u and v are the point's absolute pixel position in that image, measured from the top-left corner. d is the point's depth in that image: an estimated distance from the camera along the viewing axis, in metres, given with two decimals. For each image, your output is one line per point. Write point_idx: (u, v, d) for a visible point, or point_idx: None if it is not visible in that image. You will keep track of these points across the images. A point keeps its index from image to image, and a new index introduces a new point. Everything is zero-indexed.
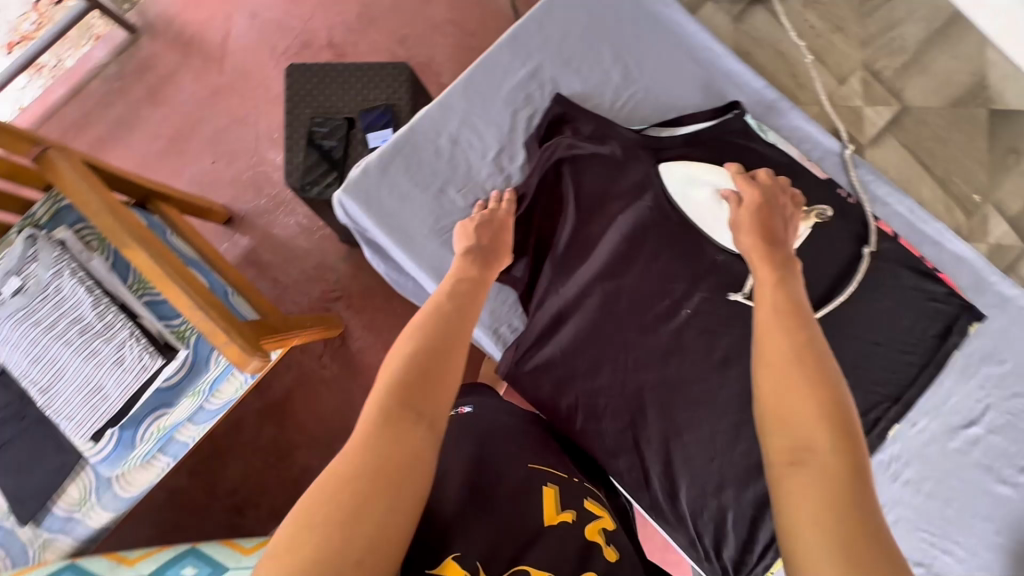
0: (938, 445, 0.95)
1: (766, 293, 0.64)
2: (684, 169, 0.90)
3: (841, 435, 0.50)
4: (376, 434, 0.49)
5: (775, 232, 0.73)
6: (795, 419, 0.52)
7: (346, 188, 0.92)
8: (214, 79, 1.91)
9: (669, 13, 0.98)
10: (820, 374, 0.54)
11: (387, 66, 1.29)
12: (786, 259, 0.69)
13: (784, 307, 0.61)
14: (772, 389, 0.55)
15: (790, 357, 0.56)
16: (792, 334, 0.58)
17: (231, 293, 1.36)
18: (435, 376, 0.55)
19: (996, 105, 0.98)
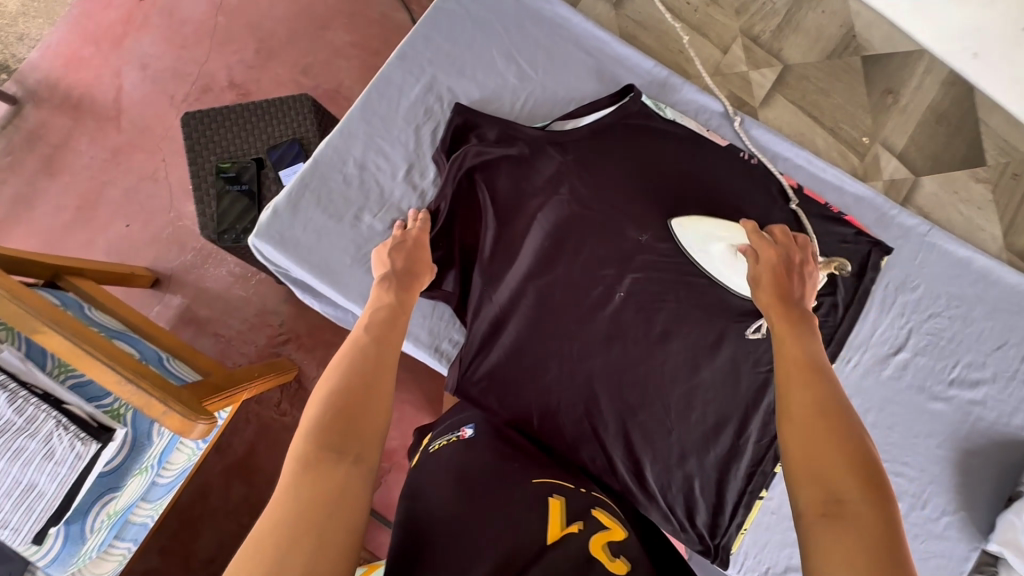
0: (874, 376, 1.00)
1: (782, 343, 0.65)
2: (697, 223, 0.93)
3: (870, 488, 0.50)
4: (298, 480, 0.51)
5: (788, 284, 0.73)
6: (826, 471, 0.52)
7: (259, 232, 0.90)
8: (113, 138, 1.82)
9: (551, 9, 0.99)
10: (849, 428, 0.54)
11: (287, 99, 1.26)
12: (800, 312, 0.69)
13: (801, 362, 0.62)
14: (801, 441, 0.55)
15: (818, 409, 0.57)
16: (812, 383, 0.59)
17: (166, 359, 1.31)
18: (357, 414, 0.58)
19: (866, 53, 1.05)
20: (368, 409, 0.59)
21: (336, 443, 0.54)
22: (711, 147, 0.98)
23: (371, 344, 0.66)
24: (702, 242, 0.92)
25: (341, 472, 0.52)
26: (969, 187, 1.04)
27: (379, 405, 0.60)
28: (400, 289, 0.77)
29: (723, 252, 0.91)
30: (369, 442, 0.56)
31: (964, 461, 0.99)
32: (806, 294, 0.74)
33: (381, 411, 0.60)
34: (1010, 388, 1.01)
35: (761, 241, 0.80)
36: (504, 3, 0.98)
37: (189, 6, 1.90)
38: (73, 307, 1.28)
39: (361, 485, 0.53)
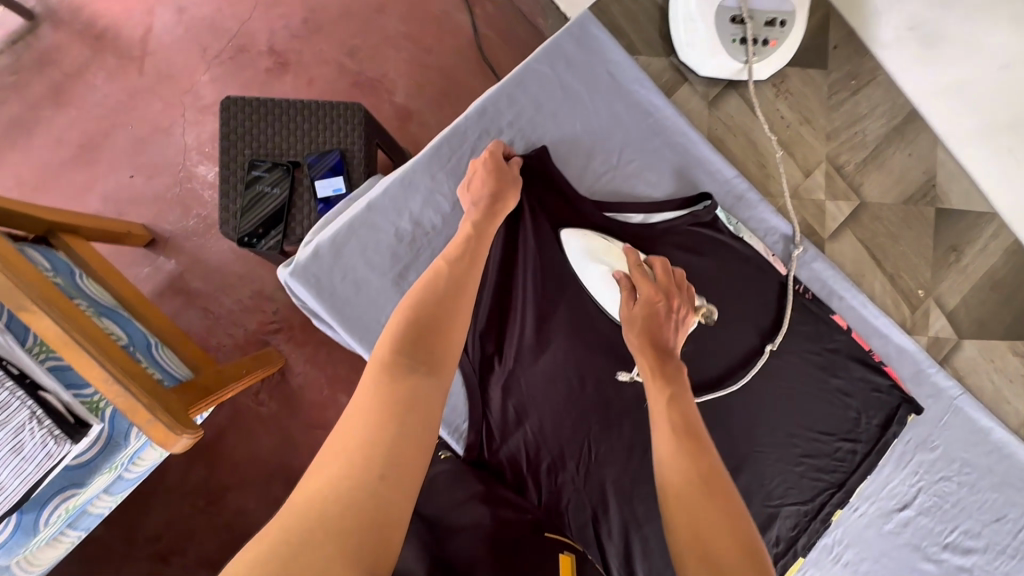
0: (876, 527, 1.01)
1: (661, 415, 0.70)
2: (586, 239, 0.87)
3: (754, 568, 0.57)
4: (384, 382, 0.58)
5: (663, 335, 0.76)
6: (716, 555, 0.57)
7: (295, 271, 0.83)
8: (134, 80, 1.69)
9: (645, 94, 0.94)
10: (724, 500, 0.62)
11: (339, 105, 1.17)
12: (675, 366, 0.74)
13: (685, 432, 0.67)
14: (686, 523, 0.60)
15: (691, 487, 0.62)
16: (690, 457, 0.65)
17: (155, 346, 1.23)
18: (436, 332, 0.65)
19: (941, 205, 1.02)
20: (445, 324, 0.66)
21: (417, 355, 0.62)
22: (770, 273, 0.95)
23: (455, 263, 0.72)
24: (585, 260, 0.87)
25: (425, 382, 0.60)
26: (1006, 357, 1.04)
27: (453, 324, 0.67)
28: (485, 218, 0.77)
29: (600, 276, 0.87)
30: (445, 356, 0.64)
31: None
32: (677, 339, 0.78)
33: (457, 331, 0.67)
34: (999, 561, 1.02)
35: (640, 275, 0.80)
36: (597, 78, 0.92)
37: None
38: (64, 273, 1.18)
39: (435, 401, 0.60)
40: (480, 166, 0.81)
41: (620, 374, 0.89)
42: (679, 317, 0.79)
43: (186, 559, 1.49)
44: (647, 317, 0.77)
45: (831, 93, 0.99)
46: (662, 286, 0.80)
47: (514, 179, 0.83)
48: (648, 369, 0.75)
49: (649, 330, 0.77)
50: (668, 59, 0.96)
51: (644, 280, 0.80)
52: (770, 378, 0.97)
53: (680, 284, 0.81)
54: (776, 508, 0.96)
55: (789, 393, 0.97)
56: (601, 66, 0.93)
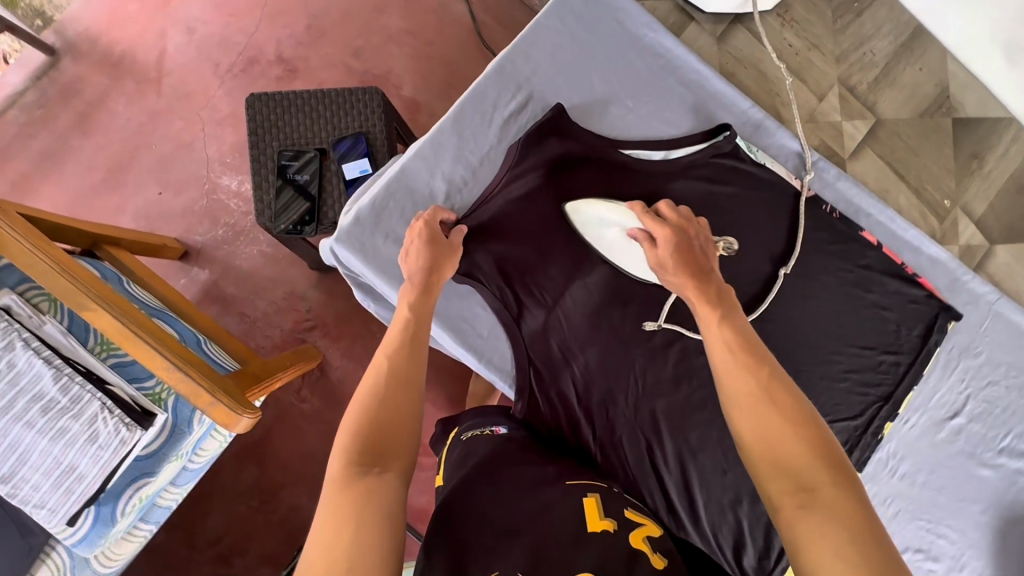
0: (928, 437, 1.01)
1: (713, 333, 0.66)
2: (592, 208, 0.89)
3: (835, 469, 0.53)
4: (335, 499, 0.54)
5: (696, 257, 0.74)
6: (790, 462, 0.54)
7: (338, 237, 0.87)
8: (154, 102, 1.76)
9: (655, 37, 0.97)
10: (792, 409, 0.57)
11: (356, 90, 1.22)
12: (714, 283, 0.70)
13: (739, 346, 0.63)
14: (757, 431, 0.56)
15: (758, 399, 0.58)
16: (749, 369, 0.60)
17: (205, 342, 1.28)
18: (385, 428, 0.62)
19: (958, 114, 1.03)
20: (393, 415, 0.63)
21: (367, 461, 0.58)
22: (796, 196, 0.97)
23: (393, 350, 0.69)
24: (593, 229, 0.90)
25: (379, 484, 0.56)
26: None
27: (400, 413, 0.63)
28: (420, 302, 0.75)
29: (616, 237, 0.89)
30: (397, 450, 0.61)
31: (1001, 529, 1.02)
32: (711, 259, 0.75)
33: (406, 420, 0.63)
34: None
35: (653, 221, 0.79)
36: (608, 27, 0.95)
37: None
38: (113, 279, 1.24)
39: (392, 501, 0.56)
40: (419, 233, 0.79)
41: (645, 325, 0.92)
42: (705, 248, 0.76)
43: (248, 556, 1.53)
44: (670, 245, 0.75)
45: (835, 17, 1.02)
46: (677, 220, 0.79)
47: (450, 251, 0.83)
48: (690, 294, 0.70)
49: (677, 257, 0.74)
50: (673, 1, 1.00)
51: (654, 220, 0.79)
52: (807, 299, 0.98)
53: (691, 220, 0.80)
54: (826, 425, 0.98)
55: (828, 311, 0.99)
56: (610, 15, 0.96)
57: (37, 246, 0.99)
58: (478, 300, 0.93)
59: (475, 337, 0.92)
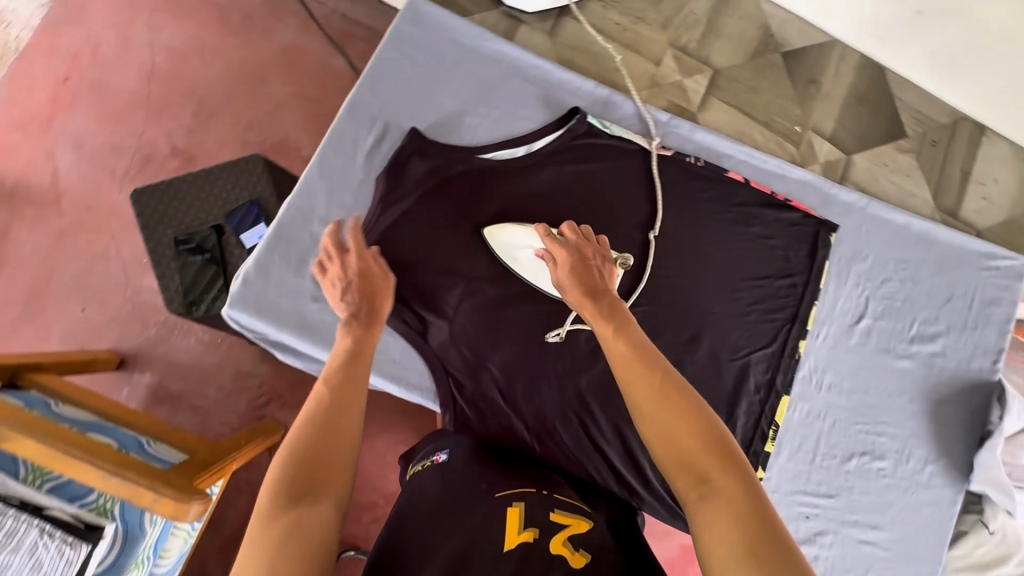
0: (843, 345, 1.07)
1: (612, 345, 0.68)
2: (506, 234, 0.95)
3: (726, 459, 0.55)
4: (258, 541, 0.52)
5: (592, 277, 0.76)
6: (688, 457, 0.57)
7: (232, 302, 0.89)
8: (60, 223, 1.74)
9: (491, 46, 1.02)
10: (686, 406, 0.59)
11: (238, 162, 1.27)
12: (608, 301, 0.72)
13: (633, 354, 0.65)
14: (659, 433, 0.59)
15: (655, 402, 0.60)
16: (644, 375, 0.62)
17: (147, 443, 1.28)
18: (320, 460, 0.59)
19: (785, 48, 1.12)
20: (330, 444, 0.61)
21: (300, 490, 0.56)
22: (659, 157, 1.03)
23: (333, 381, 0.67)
24: (510, 251, 0.95)
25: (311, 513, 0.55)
26: (895, 157, 1.14)
27: (336, 446, 0.61)
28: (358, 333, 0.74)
29: (531, 258, 0.94)
30: (332, 485, 0.58)
31: (935, 411, 1.07)
32: (608, 279, 0.78)
33: (343, 453, 0.61)
34: (962, 336, 1.10)
35: (553, 244, 0.80)
36: (444, 47, 1.01)
37: (121, 79, 1.82)
38: (39, 405, 1.24)
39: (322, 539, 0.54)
40: (348, 270, 0.79)
41: (549, 335, 0.96)
42: (602, 264, 0.80)
43: None
44: (571, 271, 0.77)
45: None
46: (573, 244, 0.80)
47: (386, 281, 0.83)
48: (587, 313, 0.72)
49: (576, 281, 0.76)
50: (499, 9, 1.04)
51: (556, 244, 0.80)
52: (697, 247, 1.04)
53: (590, 237, 0.82)
54: (744, 358, 1.02)
55: (719, 253, 1.04)
56: (443, 36, 1.01)
57: None
58: (384, 328, 0.95)
59: (390, 363, 0.95)
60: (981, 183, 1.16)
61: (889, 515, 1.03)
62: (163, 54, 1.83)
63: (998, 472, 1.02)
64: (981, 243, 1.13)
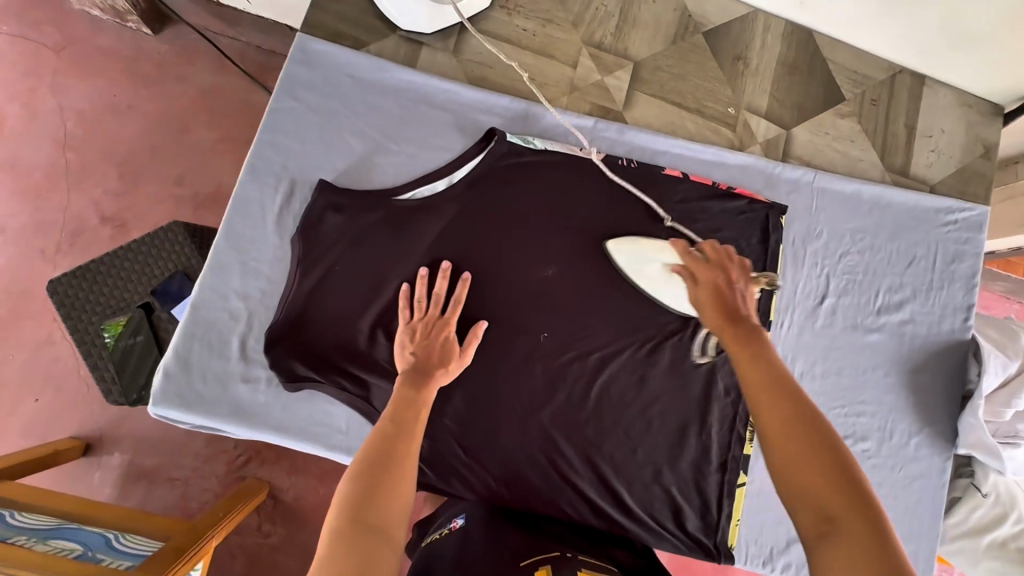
0: (809, 330, 1.03)
1: (748, 370, 0.65)
2: (636, 246, 0.96)
3: (856, 501, 0.54)
4: (334, 550, 0.57)
5: (733, 303, 0.74)
6: (811, 491, 0.56)
7: (156, 400, 0.82)
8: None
9: (392, 75, 0.95)
10: (823, 442, 0.58)
11: (156, 232, 1.19)
12: (751, 327, 0.69)
13: (768, 382, 0.63)
14: (788, 463, 0.58)
15: (789, 433, 0.59)
16: (776, 404, 0.61)
17: (116, 538, 1.20)
18: (388, 489, 0.63)
19: (705, 27, 1.06)
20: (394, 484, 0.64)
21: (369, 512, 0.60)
22: (590, 165, 0.98)
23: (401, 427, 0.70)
24: (637, 262, 0.95)
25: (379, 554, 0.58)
26: (837, 123, 1.09)
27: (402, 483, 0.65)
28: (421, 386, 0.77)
29: (658, 273, 0.95)
30: (396, 515, 0.62)
31: (911, 381, 1.04)
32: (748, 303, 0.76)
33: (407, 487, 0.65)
34: (929, 299, 1.06)
35: (691, 261, 0.82)
36: (343, 85, 0.93)
37: (31, 146, 1.52)
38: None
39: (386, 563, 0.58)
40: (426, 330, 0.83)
41: (696, 356, 0.97)
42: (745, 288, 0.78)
43: None
44: (710, 289, 0.78)
45: None
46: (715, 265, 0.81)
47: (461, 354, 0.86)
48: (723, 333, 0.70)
49: (717, 300, 0.75)
50: (395, 34, 0.97)
51: (697, 263, 0.82)
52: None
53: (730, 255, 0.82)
54: (710, 361, 0.98)
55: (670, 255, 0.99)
56: (338, 73, 0.93)
57: None
58: (324, 397, 0.87)
59: (335, 435, 0.87)
60: (928, 136, 1.11)
61: (881, 495, 1.00)
62: (72, 115, 1.52)
63: (985, 435, 0.98)
64: (936, 198, 1.09)
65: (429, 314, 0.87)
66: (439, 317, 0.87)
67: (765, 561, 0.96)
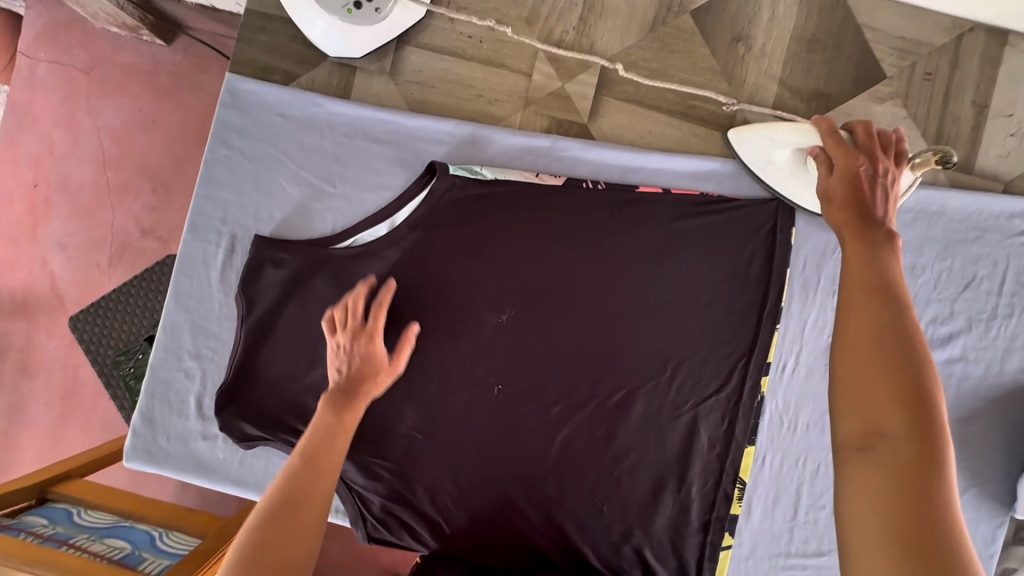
0: (818, 372, 0.87)
1: (849, 268, 0.56)
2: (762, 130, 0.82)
3: (923, 427, 0.44)
4: None
5: (871, 203, 0.61)
6: (867, 400, 0.47)
7: (129, 456, 0.88)
8: (43, 356, 1.40)
9: (325, 109, 0.88)
10: (905, 360, 0.47)
11: (159, 264, 1.24)
12: (882, 233, 0.57)
13: (869, 287, 0.53)
14: (848, 365, 0.49)
15: (869, 342, 0.49)
16: (868, 313, 0.51)
17: (161, 535, 1.17)
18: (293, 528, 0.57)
19: (694, 5, 0.87)
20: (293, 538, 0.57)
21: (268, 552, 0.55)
22: (548, 193, 0.86)
23: (306, 468, 0.63)
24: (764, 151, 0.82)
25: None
26: (873, 111, 0.86)
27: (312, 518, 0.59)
28: (339, 410, 0.70)
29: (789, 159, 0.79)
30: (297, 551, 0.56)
31: (958, 433, 0.85)
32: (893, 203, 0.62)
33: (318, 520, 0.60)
34: (989, 331, 0.85)
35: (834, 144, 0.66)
36: (273, 126, 0.88)
37: (77, 167, 1.41)
38: (61, 520, 1.11)
39: None
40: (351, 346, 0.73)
41: None
42: (895, 179, 0.64)
43: None
44: (848, 178, 0.63)
45: None
46: (864, 150, 0.65)
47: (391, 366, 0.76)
48: (842, 230, 0.60)
49: (852, 193, 0.62)
50: (327, 62, 0.90)
51: (840, 147, 0.66)
52: (624, 283, 0.85)
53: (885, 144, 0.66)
54: (694, 410, 0.85)
55: (655, 288, 0.85)
56: (268, 114, 0.88)
57: None
58: (279, 454, 0.88)
59: None
60: (1007, 115, 0.85)
61: None
62: (108, 134, 1.40)
63: None
64: (1011, 200, 0.84)
65: (353, 327, 0.77)
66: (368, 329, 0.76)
67: None
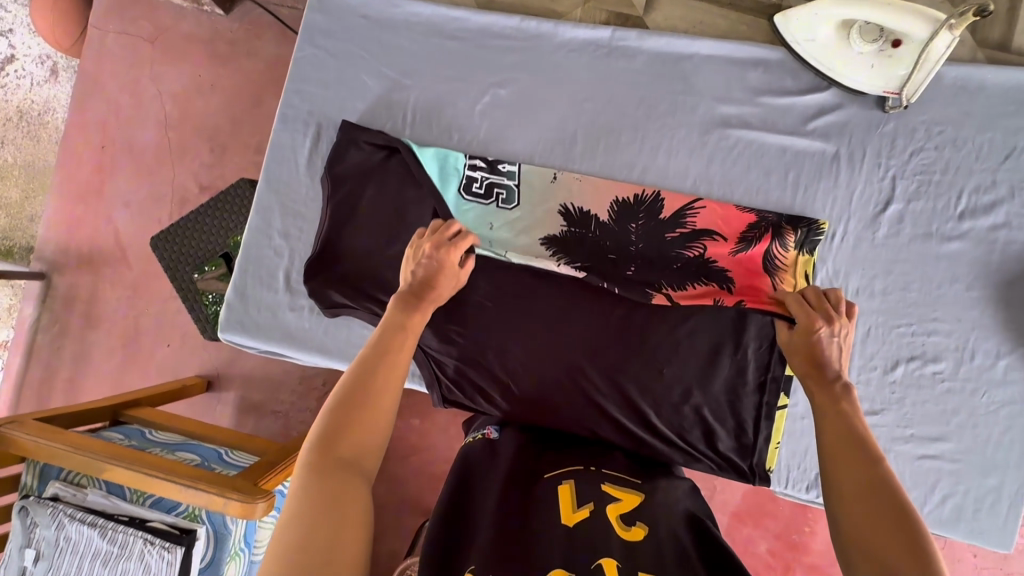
0: (867, 241, 0.91)
1: (828, 416, 0.60)
2: (803, 10, 0.89)
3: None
4: (311, 491, 0.52)
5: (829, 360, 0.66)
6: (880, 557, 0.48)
7: (223, 326, 0.96)
8: (108, 308, 1.45)
9: (403, 10, 0.97)
10: (887, 514, 0.50)
11: (231, 189, 1.34)
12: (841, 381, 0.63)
13: (846, 438, 0.57)
14: (851, 520, 0.52)
15: (862, 495, 0.52)
16: (853, 457, 0.55)
17: (226, 452, 1.18)
18: (361, 421, 0.58)
19: None
20: (364, 424, 0.58)
21: (342, 450, 0.55)
22: (609, 73, 0.95)
23: (379, 354, 0.63)
24: (808, 27, 0.89)
25: (348, 512, 0.51)
26: None
27: (380, 404, 0.59)
28: (409, 307, 0.69)
29: (831, 33, 0.88)
30: (366, 450, 0.57)
31: (1006, 295, 0.89)
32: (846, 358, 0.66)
33: (384, 408, 0.60)
34: None
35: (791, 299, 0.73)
36: (357, 26, 0.97)
37: (140, 125, 1.47)
38: (136, 436, 1.16)
39: (361, 500, 0.53)
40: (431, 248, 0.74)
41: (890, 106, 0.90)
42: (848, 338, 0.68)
43: None
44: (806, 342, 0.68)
45: None
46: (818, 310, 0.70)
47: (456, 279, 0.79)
48: (806, 377, 0.66)
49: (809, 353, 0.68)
50: None
51: (796, 301, 0.72)
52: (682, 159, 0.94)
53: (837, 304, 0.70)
54: None
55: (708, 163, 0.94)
56: (352, 15, 0.97)
57: (45, 436, 0.97)
58: (360, 324, 0.95)
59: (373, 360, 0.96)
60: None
61: (956, 422, 0.89)
62: (170, 98, 1.46)
63: None
64: None
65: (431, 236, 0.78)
66: (449, 243, 0.76)
67: (810, 483, 0.93)
